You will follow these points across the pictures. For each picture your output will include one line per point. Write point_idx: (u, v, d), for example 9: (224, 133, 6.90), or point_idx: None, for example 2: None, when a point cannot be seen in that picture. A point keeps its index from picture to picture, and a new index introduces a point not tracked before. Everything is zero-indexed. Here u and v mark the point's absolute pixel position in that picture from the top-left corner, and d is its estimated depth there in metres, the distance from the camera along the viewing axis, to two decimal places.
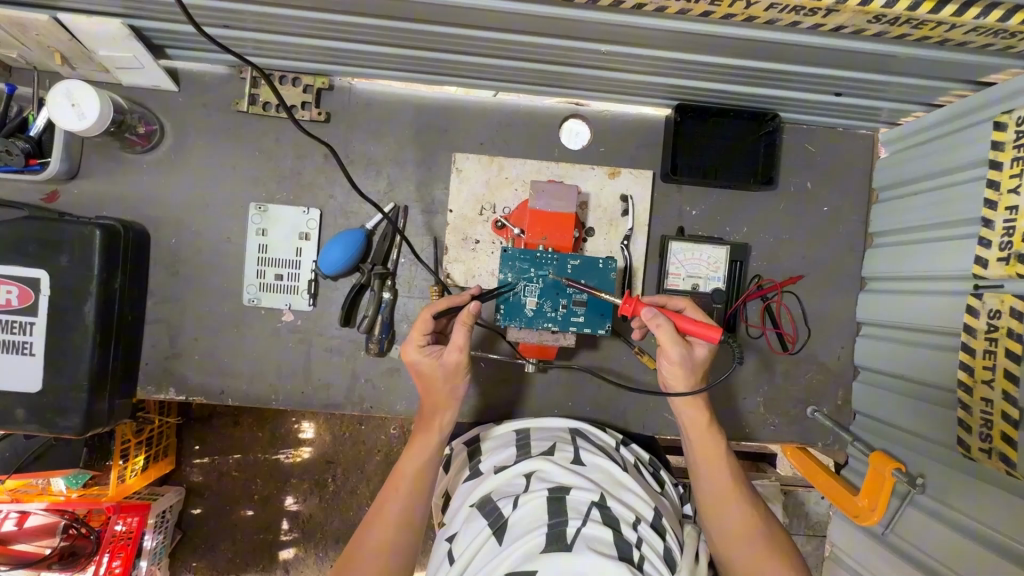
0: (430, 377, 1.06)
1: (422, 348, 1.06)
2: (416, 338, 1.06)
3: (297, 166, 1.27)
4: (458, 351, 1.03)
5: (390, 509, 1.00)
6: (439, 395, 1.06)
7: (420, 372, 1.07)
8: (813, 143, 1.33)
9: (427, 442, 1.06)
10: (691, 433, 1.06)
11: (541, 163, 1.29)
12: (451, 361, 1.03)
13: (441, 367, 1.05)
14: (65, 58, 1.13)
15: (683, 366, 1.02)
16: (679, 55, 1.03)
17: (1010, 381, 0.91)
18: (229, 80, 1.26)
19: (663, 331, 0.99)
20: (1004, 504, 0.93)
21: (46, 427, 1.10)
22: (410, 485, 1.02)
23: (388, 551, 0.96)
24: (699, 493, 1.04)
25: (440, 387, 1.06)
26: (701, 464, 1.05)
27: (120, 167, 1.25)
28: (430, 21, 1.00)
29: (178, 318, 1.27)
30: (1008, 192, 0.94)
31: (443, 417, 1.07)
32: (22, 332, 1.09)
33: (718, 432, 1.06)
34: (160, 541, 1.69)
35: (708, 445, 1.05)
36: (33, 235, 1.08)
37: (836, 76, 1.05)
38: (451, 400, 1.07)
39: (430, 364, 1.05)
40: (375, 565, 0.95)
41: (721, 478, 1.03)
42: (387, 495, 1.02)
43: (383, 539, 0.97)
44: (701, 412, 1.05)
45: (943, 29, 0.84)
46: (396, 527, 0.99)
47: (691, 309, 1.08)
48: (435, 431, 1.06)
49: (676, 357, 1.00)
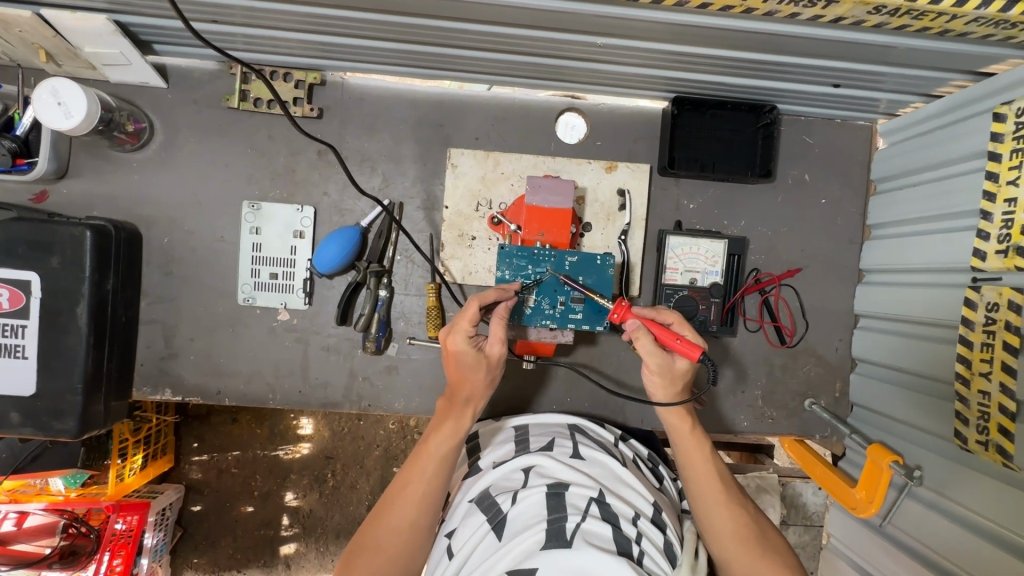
0: (470, 367, 1.03)
1: (468, 338, 1.02)
2: (466, 326, 1.01)
3: (291, 164, 1.25)
4: (498, 343, 1.03)
5: (413, 491, 0.99)
6: (475, 383, 1.03)
7: (460, 360, 1.03)
8: (810, 135, 1.32)
9: (457, 428, 1.03)
10: (675, 439, 1.06)
11: (537, 157, 1.28)
12: (494, 355, 1.03)
13: (484, 361, 1.03)
14: (50, 54, 1.11)
15: (663, 377, 1.03)
16: (677, 47, 1.02)
17: (1008, 373, 0.91)
18: (219, 76, 1.24)
19: (643, 345, 0.99)
20: (999, 496, 0.94)
21: (41, 430, 1.09)
22: (436, 468, 1.00)
23: (408, 533, 0.96)
24: (690, 499, 1.04)
25: (480, 377, 1.03)
26: (688, 470, 1.05)
27: (110, 166, 1.23)
28: (423, 14, 0.98)
29: (172, 318, 1.26)
30: (1007, 184, 0.93)
31: (476, 405, 1.05)
32: (14, 335, 1.08)
33: (703, 436, 1.07)
34: (161, 539, 1.69)
35: (693, 449, 1.05)
36: (23, 237, 1.07)
37: (835, 67, 1.04)
38: (486, 390, 1.06)
39: (475, 355, 1.02)
40: (394, 545, 0.95)
41: (709, 481, 1.03)
42: (411, 475, 1.00)
43: (406, 519, 0.97)
44: (684, 418, 1.06)
45: (943, 20, 0.83)
46: (419, 509, 0.98)
47: (680, 324, 1.04)
48: (466, 417, 1.04)
49: (655, 369, 1.01)
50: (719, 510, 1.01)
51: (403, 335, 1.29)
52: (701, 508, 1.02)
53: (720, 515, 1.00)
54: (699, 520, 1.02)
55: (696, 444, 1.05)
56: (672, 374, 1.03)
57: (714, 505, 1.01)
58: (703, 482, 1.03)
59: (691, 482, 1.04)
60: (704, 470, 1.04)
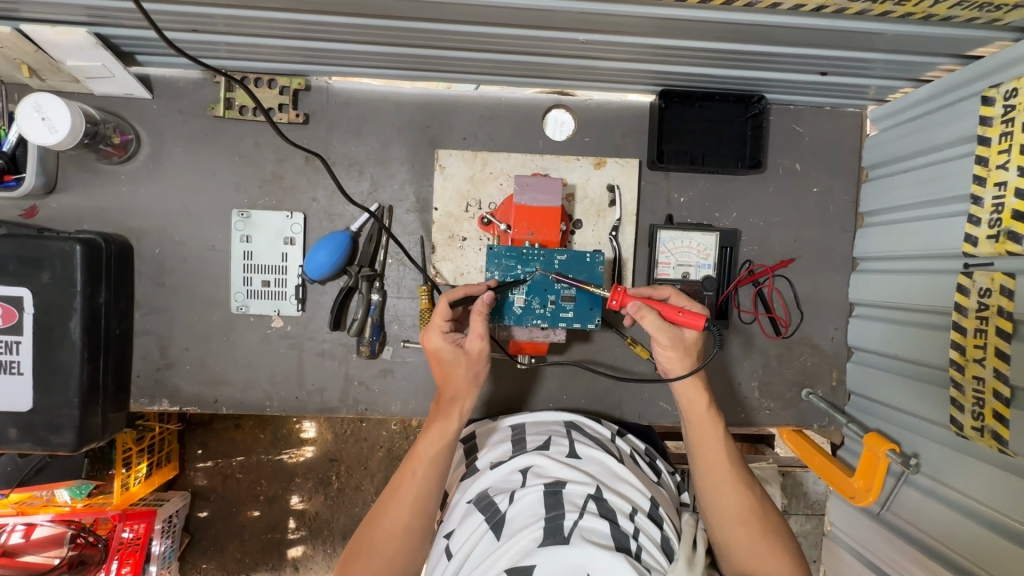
0: (451, 362, 1.04)
1: (445, 335, 1.05)
2: (438, 322, 1.05)
3: (279, 170, 1.25)
4: (478, 338, 1.03)
5: (405, 495, 0.99)
6: (458, 380, 1.04)
7: (441, 358, 1.05)
8: (800, 123, 1.31)
9: (446, 428, 1.03)
10: (688, 416, 1.06)
11: (525, 156, 1.27)
12: (475, 350, 1.03)
13: (464, 356, 1.04)
14: (33, 69, 1.11)
15: (677, 350, 1.02)
16: (662, 41, 1.01)
17: (1001, 359, 0.91)
18: (204, 85, 1.23)
19: (650, 323, 0.99)
20: (992, 481, 0.94)
21: (40, 445, 1.10)
22: (426, 471, 1.00)
23: (403, 536, 0.96)
24: (696, 478, 1.04)
25: (462, 373, 1.04)
26: (699, 449, 1.05)
27: (97, 179, 1.23)
28: (406, 17, 0.97)
29: (167, 328, 1.26)
30: (997, 168, 0.92)
31: (462, 404, 1.05)
32: (8, 351, 1.08)
33: (717, 416, 1.06)
34: (169, 545, 1.70)
35: (706, 429, 1.05)
36: (12, 253, 1.06)
37: (821, 56, 1.04)
38: (471, 387, 1.05)
39: (453, 351, 1.03)
40: (388, 549, 0.95)
41: (718, 462, 1.03)
42: (404, 478, 1.00)
43: (401, 522, 0.97)
44: (701, 393, 1.05)
45: (927, 4, 0.84)
46: (412, 512, 0.98)
47: (677, 296, 1.06)
48: (454, 417, 1.04)
49: (669, 342, 1.01)
50: (725, 489, 1.01)
51: (397, 338, 1.29)
52: (706, 487, 1.02)
53: (725, 494, 1.00)
54: (703, 499, 1.02)
55: (709, 424, 1.05)
56: (683, 346, 1.03)
57: (722, 485, 1.01)
58: (711, 464, 1.03)
59: (700, 462, 1.04)
60: (714, 449, 1.04)
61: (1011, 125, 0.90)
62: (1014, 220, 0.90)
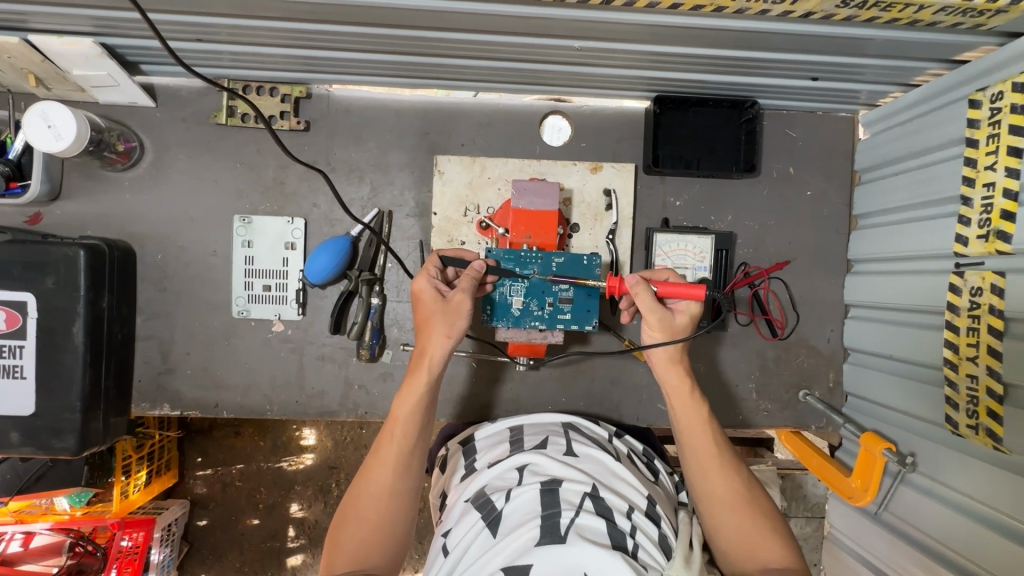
0: (428, 311, 1.04)
1: (433, 280, 1.07)
2: (427, 270, 1.08)
3: (281, 176, 1.27)
4: (459, 290, 1.03)
5: (385, 459, 0.98)
6: (431, 331, 1.03)
7: (420, 307, 1.05)
8: (792, 127, 1.33)
9: (419, 384, 1.02)
10: (675, 403, 1.07)
11: (523, 161, 1.29)
12: (454, 299, 1.02)
13: (445, 304, 1.03)
14: (40, 79, 1.13)
15: (665, 330, 1.04)
16: (656, 47, 1.03)
17: (994, 357, 0.92)
18: (206, 93, 1.25)
19: (644, 299, 1.03)
20: (989, 478, 0.95)
21: (42, 449, 1.10)
22: (404, 432, 1.00)
23: (388, 499, 0.96)
24: (688, 468, 1.04)
25: (437, 322, 1.02)
26: (687, 437, 1.05)
27: (101, 185, 1.25)
28: (402, 26, 1.00)
29: (169, 333, 1.27)
30: (985, 169, 0.94)
31: (434, 355, 1.02)
32: (12, 356, 1.09)
33: (699, 399, 1.07)
34: (169, 554, 1.69)
35: (691, 416, 1.05)
36: (18, 258, 1.08)
37: (811, 61, 1.06)
38: (446, 340, 1.02)
39: (432, 298, 1.04)
40: (375, 514, 0.95)
41: (704, 448, 1.03)
42: (382, 441, 1.00)
43: (384, 486, 0.97)
44: (683, 378, 1.07)
45: (911, 10, 0.86)
46: (394, 475, 0.98)
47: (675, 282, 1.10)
48: (425, 371, 1.02)
49: (656, 324, 1.04)
50: (712, 477, 1.01)
51: (397, 342, 1.30)
52: (696, 476, 1.02)
53: (712, 481, 1.00)
54: (694, 488, 1.02)
55: (694, 409, 1.06)
56: (672, 327, 1.05)
57: (709, 473, 1.01)
58: (698, 451, 1.03)
59: (687, 449, 1.04)
60: (700, 435, 1.04)
61: (998, 128, 0.92)
62: (1002, 220, 0.92)
